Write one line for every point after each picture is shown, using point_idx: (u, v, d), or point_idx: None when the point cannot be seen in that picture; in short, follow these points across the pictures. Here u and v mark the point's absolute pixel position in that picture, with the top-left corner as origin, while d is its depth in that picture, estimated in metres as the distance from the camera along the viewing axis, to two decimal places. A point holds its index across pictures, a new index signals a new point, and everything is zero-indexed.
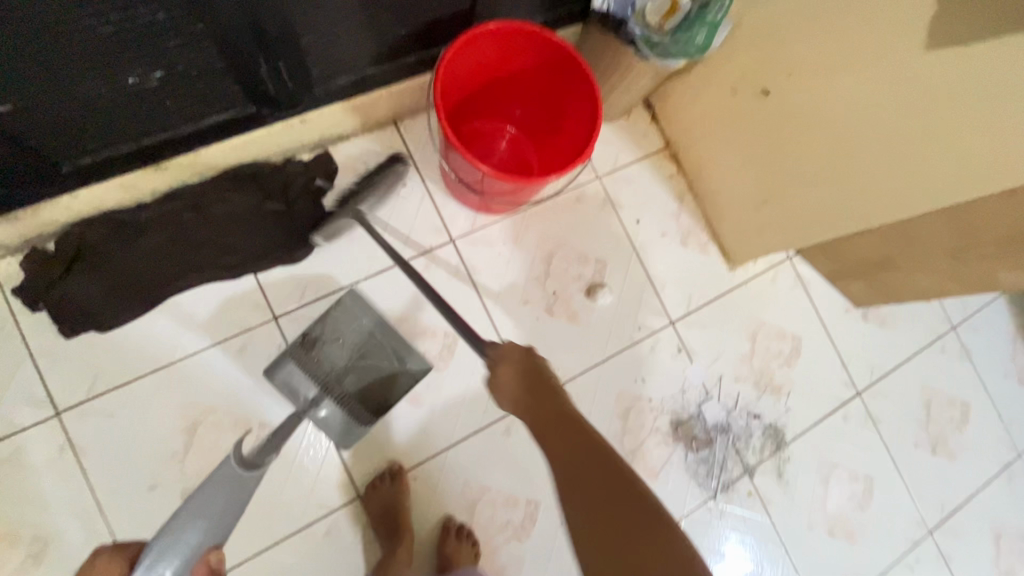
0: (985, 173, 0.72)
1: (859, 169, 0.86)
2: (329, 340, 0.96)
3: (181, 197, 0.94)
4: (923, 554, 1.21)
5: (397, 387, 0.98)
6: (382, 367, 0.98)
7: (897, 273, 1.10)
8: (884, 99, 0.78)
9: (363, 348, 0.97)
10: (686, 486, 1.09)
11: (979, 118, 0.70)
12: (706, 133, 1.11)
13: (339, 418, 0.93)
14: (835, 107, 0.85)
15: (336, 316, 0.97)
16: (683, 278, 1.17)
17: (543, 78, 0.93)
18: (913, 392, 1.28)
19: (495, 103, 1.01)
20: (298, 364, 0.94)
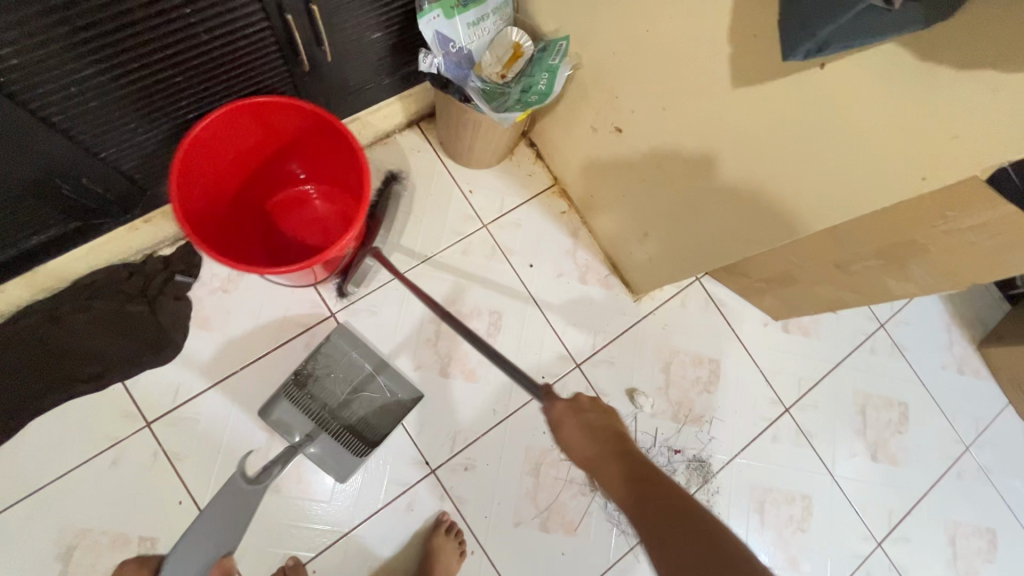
0: (807, 215, 0.67)
1: (707, 206, 0.82)
2: (321, 376, 0.99)
3: (34, 314, 0.91)
4: (874, 568, 1.17)
5: (391, 415, 1.00)
6: (375, 397, 1.00)
7: (798, 287, 1.06)
8: (705, 139, 0.74)
9: (356, 381, 1.00)
10: (609, 536, 1.05)
11: (784, 161, 0.65)
12: (583, 170, 1.07)
13: (334, 452, 0.96)
14: (673, 146, 0.81)
15: (326, 351, 1.00)
16: (585, 317, 1.14)
17: (303, 135, 0.86)
18: (846, 399, 1.24)
19: (276, 171, 0.94)
20: (293, 402, 0.96)
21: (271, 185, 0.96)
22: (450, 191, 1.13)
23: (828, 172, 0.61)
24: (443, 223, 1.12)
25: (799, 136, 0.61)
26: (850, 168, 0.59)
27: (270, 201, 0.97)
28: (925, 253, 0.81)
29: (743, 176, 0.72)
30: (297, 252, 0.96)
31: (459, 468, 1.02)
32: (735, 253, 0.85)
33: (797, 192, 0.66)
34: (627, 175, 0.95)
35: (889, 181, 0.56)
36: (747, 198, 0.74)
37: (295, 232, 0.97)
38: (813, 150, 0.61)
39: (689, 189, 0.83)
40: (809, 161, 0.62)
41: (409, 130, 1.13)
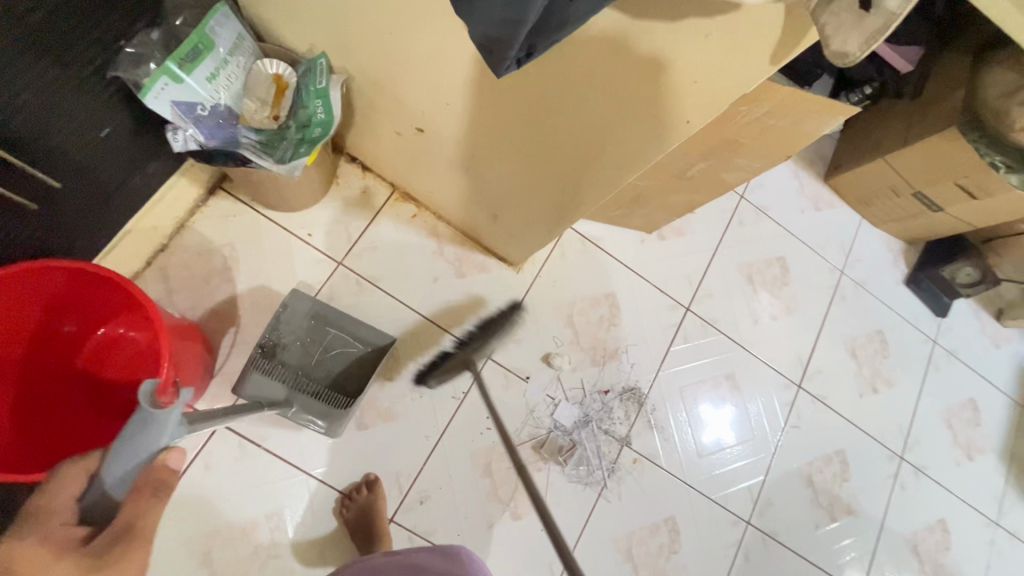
0: (597, 182, 0.71)
1: (527, 187, 0.84)
2: (286, 343, 0.97)
3: None
4: (802, 408, 1.31)
5: (366, 365, 1.01)
6: (345, 350, 1.00)
7: (655, 203, 1.09)
8: (492, 130, 0.76)
9: (324, 344, 1.00)
10: (575, 492, 1.10)
11: (562, 134, 0.68)
12: (412, 172, 1.02)
13: (317, 411, 0.94)
14: (469, 141, 0.81)
15: (285, 319, 0.96)
16: (477, 308, 1.12)
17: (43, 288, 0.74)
18: (733, 276, 1.32)
19: (40, 337, 0.81)
20: (264, 373, 0.92)
21: (54, 354, 0.83)
22: (288, 243, 1.04)
23: (602, 135, 0.65)
24: (295, 279, 1.03)
25: (559, 110, 0.65)
26: (632, 116, 0.60)
27: (64, 370, 0.85)
28: (737, 147, 0.85)
29: (541, 155, 0.74)
30: (126, 403, 0.85)
31: (415, 504, 1.01)
32: (571, 215, 0.84)
33: (583, 162, 0.70)
34: (454, 171, 0.92)
35: (653, 128, 0.60)
36: (553, 175, 0.77)
37: (110, 386, 0.86)
38: (581, 109, 0.63)
39: (512, 168, 0.82)
40: (577, 129, 0.66)
41: (214, 196, 1.01)
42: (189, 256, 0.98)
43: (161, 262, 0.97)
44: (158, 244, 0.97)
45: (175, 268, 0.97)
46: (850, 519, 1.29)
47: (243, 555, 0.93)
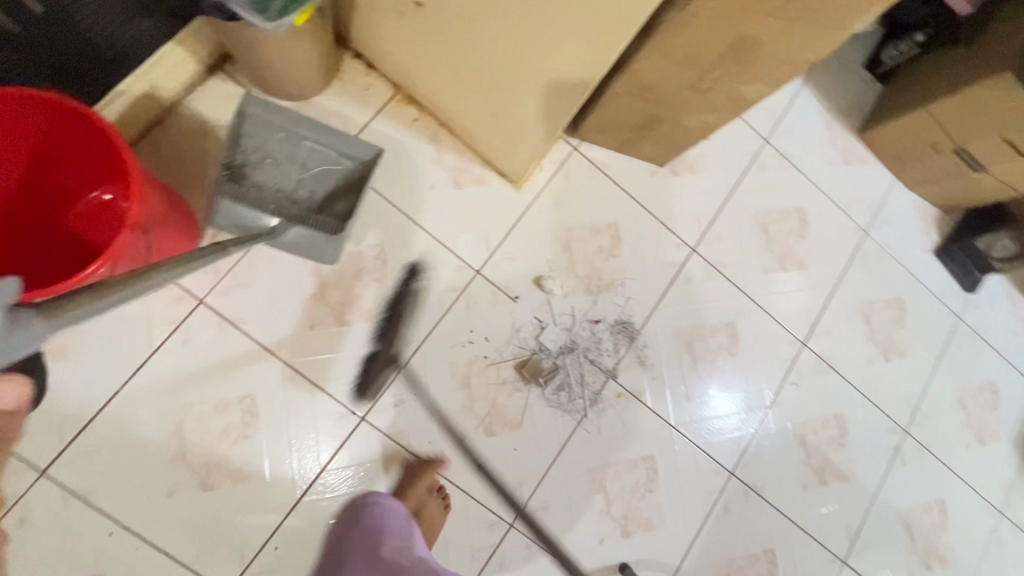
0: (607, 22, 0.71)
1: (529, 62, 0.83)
2: (255, 162, 0.96)
3: None
4: (804, 366, 1.25)
5: (352, 179, 0.98)
6: (326, 166, 0.98)
7: (666, 123, 1.03)
8: None
9: (302, 161, 0.97)
10: (553, 418, 1.08)
11: None
12: (414, 67, 0.99)
13: (306, 232, 0.92)
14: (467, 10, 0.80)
15: (249, 133, 0.94)
16: (471, 221, 1.09)
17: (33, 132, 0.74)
18: (747, 223, 1.26)
19: (37, 188, 0.80)
20: (233, 198, 0.88)
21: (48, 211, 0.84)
22: None
23: None
24: None
25: None
26: None
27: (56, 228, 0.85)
28: (757, 47, 0.78)
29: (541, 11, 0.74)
30: None
31: (388, 405, 1.00)
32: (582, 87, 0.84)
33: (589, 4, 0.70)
34: (457, 57, 0.90)
35: None
36: (555, 33, 0.76)
37: None
38: None
39: (513, 43, 0.81)
40: None
41: (213, 76, 0.99)
42: (183, 133, 0.97)
43: (155, 136, 0.96)
44: (153, 117, 0.96)
45: (168, 143, 0.96)
46: (842, 485, 1.24)
47: (213, 432, 0.93)
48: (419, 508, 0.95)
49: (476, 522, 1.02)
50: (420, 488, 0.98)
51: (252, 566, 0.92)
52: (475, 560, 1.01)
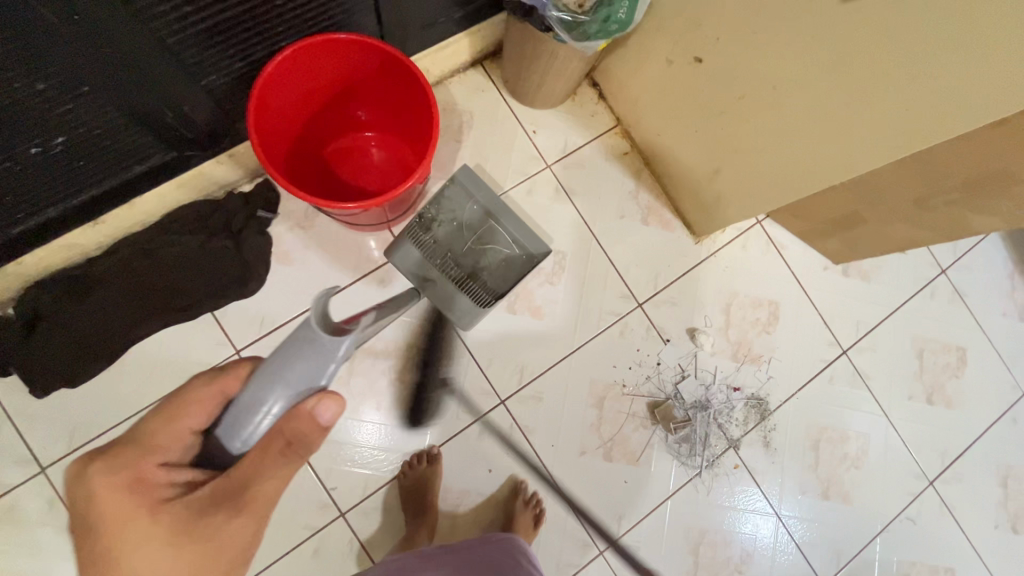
0: (859, 152, 0.75)
1: (773, 145, 0.87)
2: (442, 220, 1.02)
3: (129, 246, 0.94)
4: (926, 505, 1.19)
5: (517, 267, 1.03)
6: (499, 246, 1.03)
7: (868, 227, 1.05)
8: (774, 77, 0.80)
9: (479, 233, 1.03)
10: (668, 466, 1.09)
11: (854, 97, 0.71)
12: (650, 111, 1.08)
13: (455, 299, 1.02)
14: (743, 81, 0.85)
15: (449, 195, 1.03)
16: (649, 257, 1.15)
17: (367, 76, 0.86)
18: (904, 343, 1.24)
19: (337, 118, 0.95)
20: (416, 245, 1.01)
21: (334, 132, 0.97)
22: (514, 132, 1.13)
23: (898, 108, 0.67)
24: (507, 165, 1.12)
25: (863, 72, 0.68)
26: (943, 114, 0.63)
27: (330, 147, 0.98)
28: (1013, 184, 0.79)
29: (812, 115, 0.77)
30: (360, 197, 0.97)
31: (527, 398, 1.06)
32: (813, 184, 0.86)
33: (858, 131, 0.73)
34: (702, 115, 0.97)
35: (953, 116, 0.63)
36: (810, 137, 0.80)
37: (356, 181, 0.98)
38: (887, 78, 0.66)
39: (771, 120, 0.84)
40: (872, 97, 0.69)
41: (473, 69, 1.12)
42: None
43: None
44: None
45: None
46: None
47: (377, 368, 1.02)
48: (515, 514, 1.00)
49: (570, 537, 1.05)
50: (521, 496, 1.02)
51: (370, 499, 1.00)
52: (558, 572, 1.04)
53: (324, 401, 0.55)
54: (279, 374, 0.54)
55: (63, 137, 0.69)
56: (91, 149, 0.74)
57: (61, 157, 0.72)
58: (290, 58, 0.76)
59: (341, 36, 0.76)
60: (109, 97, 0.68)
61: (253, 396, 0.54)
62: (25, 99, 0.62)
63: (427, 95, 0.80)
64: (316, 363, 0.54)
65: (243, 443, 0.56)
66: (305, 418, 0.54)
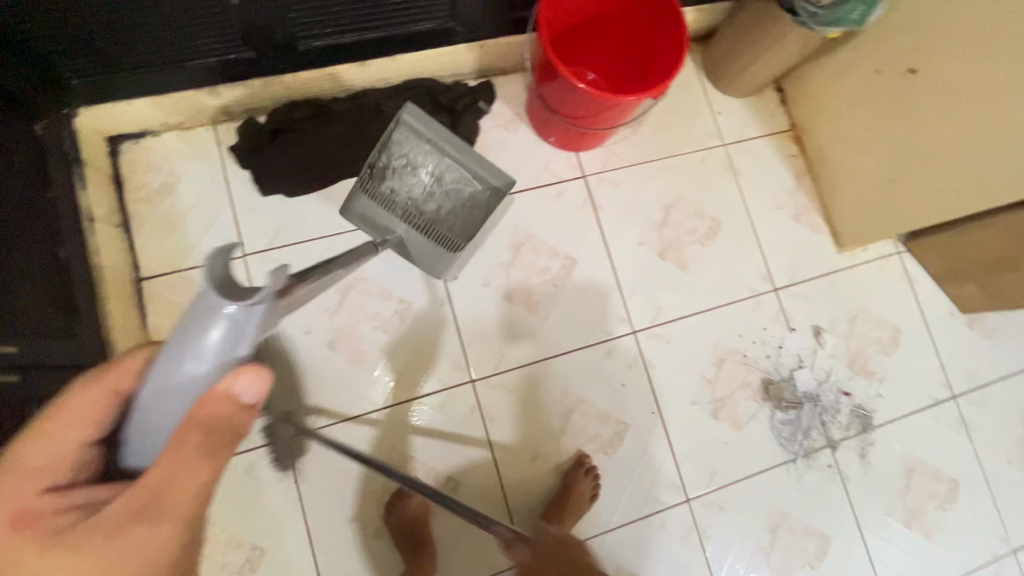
0: None
1: (972, 154, 0.96)
2: (396, 167, 0.99)
3: (369, 96, 1.07)
4: (1003, 570, 1.18)
5: (482, 204, 1.01)
6: (459, 184, 1.01)
7: (1016, 274, 1.11)
8: (993, 92, 0.90)
9: (440, 174, 1.00)
10: (769, 443, 1.13)
11: None
12: (835, 117, 1.18)
13: (425, 246, 1.02)
14: (957, 94, 0.95)
15: (398, 138, 0.98)
16: (794, 251, 1.22)
17: (629, 14, 0.97)
18: (1011, 409, 1.25)
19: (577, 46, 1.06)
20: (371, 197, 1.00)
21: None
22: (702, 106, 1.24)
23: None
24: (689, 132, 1.23)
25: None
26: None
27: None
28: None
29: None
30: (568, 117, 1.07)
31: (657, 337, 1.13)
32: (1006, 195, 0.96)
33: None
34: (896, 123, 1.07)
35: None
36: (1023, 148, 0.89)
37: None
38: None
39: (949, 135, 0.99)
40: None
41: None
42: None
43: None
44: None
45: None
46: None
47: (535, 267, 1.11)
48: (574, 480, 1.02)
49: (664, 477, 1.08)
50: (580, 465, 1.04)
51: (499, 377, 1.06)
52: (645, 505, 1.07)
53: (242, 376, 0.44)
54: (181, 352, 0.42)
55: None
56: None
57: None
58: None
59: None
60: None
61: (163, 400, 0.44)
62: None
63: (683, 46, 0.89)
64: (222, 342, 0.41)
65: (156, 452, 0.47)
66: (220, 403, 0.44)
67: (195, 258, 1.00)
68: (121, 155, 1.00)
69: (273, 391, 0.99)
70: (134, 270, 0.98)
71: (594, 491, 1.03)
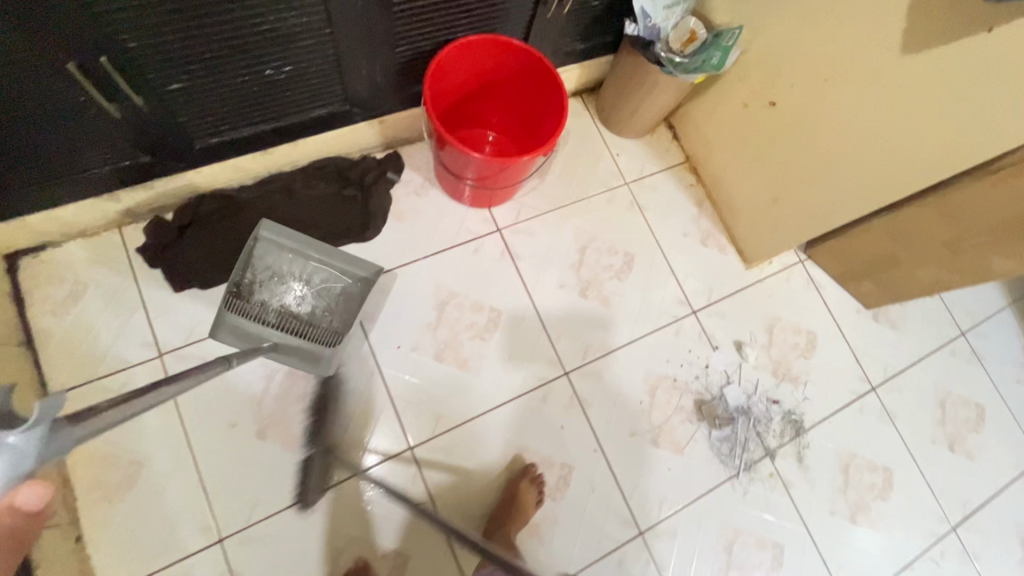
0: (921, 168, 0.95)
1: (838, 170, 1.06)
2: (261, 280, 0.98)
3: (279, 181, 1.11)
4: (948, 549, 1.23)
5: (355, 295, 1.02)
6: (330, 283, 1.02)
7: (901, 269, 1.21)
8: (843, 115, 1.00)
9: (310, 278, 1.01)
10: (710, 462, 1.16)
11: (918, 125, 0.91)
12: (720, 148, 1.28)
13: (303, 350, 0.96)
14: (814, 120, 1.06)
15: (259, 252, 0.98)
16: (706, 273, 1.30)
17: (514, 81, 1.05)
18: (926, 392, 1.34)
19: (473, 113, 1.14)
20: (239, 313, 0.93)
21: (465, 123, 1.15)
22: (602, 151, 1.33)
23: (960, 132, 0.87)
24: (593, 175, 1.31)
25: (924, 108, 0.89)
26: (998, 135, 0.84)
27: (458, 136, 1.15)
28: None
29: (880, 142, 0.97)
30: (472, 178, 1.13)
31: (589, 374, 1.16)
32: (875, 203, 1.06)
33: (922, 151, 0.93)
34: (770, 149, 1.17)
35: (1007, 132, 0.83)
36: (879, 160, 0.99)
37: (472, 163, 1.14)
38: (948, 110, 0.87)
39: (815, 157, 1.09)
40: (932, 126, 0.90)
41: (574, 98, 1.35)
42: None
43: None
44: None
45: None
46: None
47: (461, 323, 1.14)
48: (518, 491, 1.03)
49: (614, 513, 1.09)
50: (524, 474, 1.06)
51: (439, 439, 1.06)
52: (600, 545, 1.07)
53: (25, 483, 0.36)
54: None
55: (290, 65, 0.88)
56: (302, 81, 0.92)
57: (280, 81, 0.90)
58: (465, 46, 0.95)
59: (510, 41, 0.96)
60: (334, 41, 0.88)
61: None
62: (286, 23, 0.81)
63: (563, 106, 0.98)
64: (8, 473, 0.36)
65: None
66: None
67: (108, 365, 0.98)
68: (22, 271, 0.99)
69: (204, 491, 0.95)
70: (42, 388, 0.94)
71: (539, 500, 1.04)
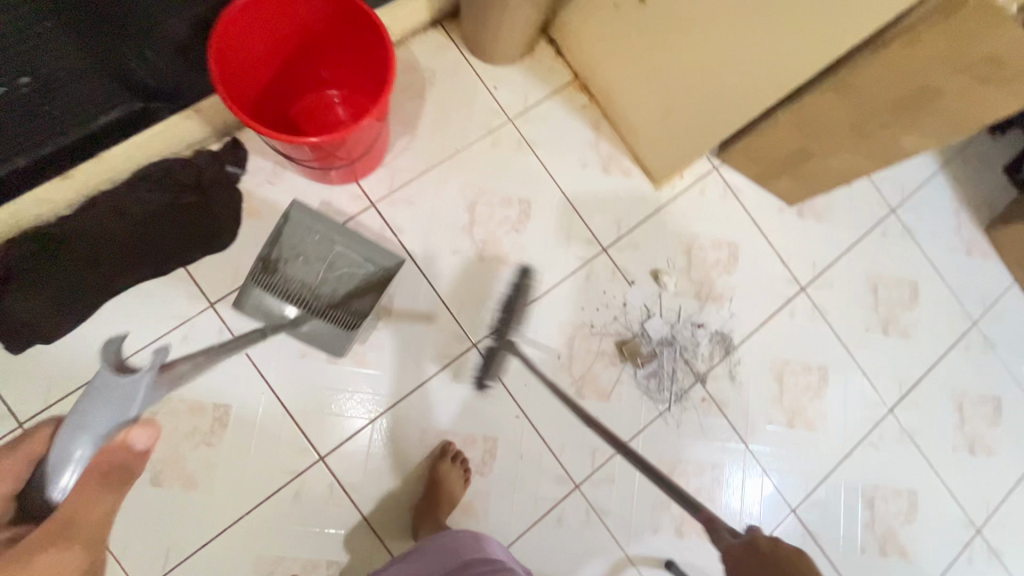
0: (799, 58, 0.82)
1: (718, 70, 0.93)
2: (288, 258, 0.98)
3: (100, 203, 0.96)
4: (887, 431, 1.25)
5: (374, 281, 1.00)
6: (352, 270, 1.00)
7: (813, 161, 1.11)
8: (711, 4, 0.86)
9: (331, 261, 0.99)
10: (638, 401, 1.13)
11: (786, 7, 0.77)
12: (601, 58, 1.13)
13: (322, 331, 0.97)
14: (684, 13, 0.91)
15: (289, 231, 0.98)
16: (612, 204, 1.19)
17: (331, 30, 0.89)
18: (857, 280, 1.29)
19: (300, 75, 0.97)
20: (265, 288, 0.96)
21: (297, 89, 0.99)
22: (476, 87, 1.17)
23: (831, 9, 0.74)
24: (471, 119, 1.16)
25: None
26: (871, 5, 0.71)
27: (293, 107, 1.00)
28: (937, 99, 0.84)
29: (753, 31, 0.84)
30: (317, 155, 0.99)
31: (499, 340, 1.09)
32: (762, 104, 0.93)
33: (795, 37, 0.80)
34: (650, 53, 1.02)
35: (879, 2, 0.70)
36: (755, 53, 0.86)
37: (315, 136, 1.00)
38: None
39: (694, 57, 0.95)
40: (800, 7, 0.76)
41: (433, 29, 1.17)
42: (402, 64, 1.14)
43: None
44: None
45: None
46: (901, 561, 1.22)
47: None
48: (442, 472, 1.00)
49: (546, 473, 1.07)
50: (446, 454, 1.03)
51: (350, 443, 1.01)
52: (536, 507, 1.06)
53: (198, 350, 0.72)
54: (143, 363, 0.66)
55: (28, 74, 0.74)
56: (57, 91, 0.78)
57: (28, 96, 0.76)
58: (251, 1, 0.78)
59: None
60: (71, 36, 0.73)
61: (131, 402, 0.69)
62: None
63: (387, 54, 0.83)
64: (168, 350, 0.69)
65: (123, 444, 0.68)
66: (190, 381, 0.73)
67: None
68: None
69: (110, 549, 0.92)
70: None
71: (466, 477, 1.02)
